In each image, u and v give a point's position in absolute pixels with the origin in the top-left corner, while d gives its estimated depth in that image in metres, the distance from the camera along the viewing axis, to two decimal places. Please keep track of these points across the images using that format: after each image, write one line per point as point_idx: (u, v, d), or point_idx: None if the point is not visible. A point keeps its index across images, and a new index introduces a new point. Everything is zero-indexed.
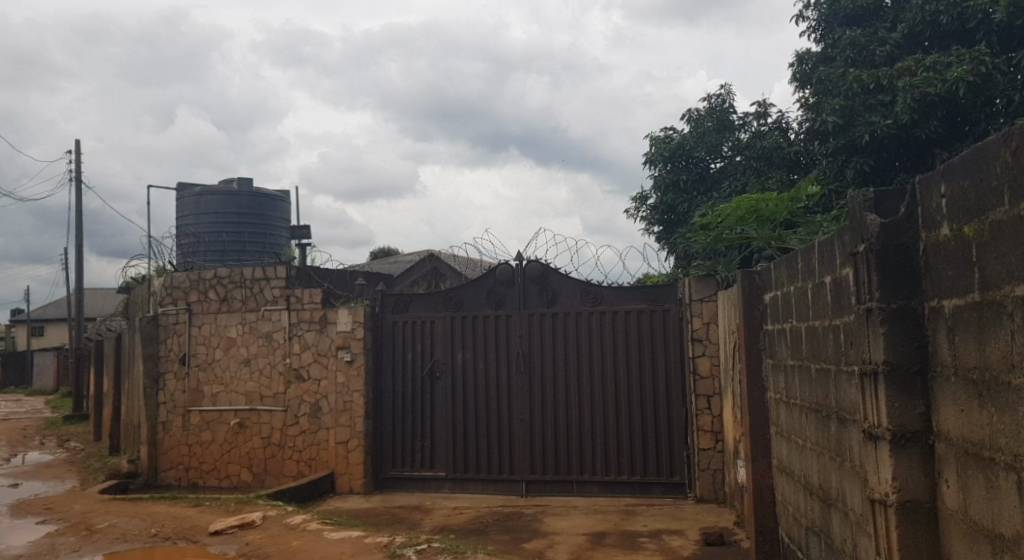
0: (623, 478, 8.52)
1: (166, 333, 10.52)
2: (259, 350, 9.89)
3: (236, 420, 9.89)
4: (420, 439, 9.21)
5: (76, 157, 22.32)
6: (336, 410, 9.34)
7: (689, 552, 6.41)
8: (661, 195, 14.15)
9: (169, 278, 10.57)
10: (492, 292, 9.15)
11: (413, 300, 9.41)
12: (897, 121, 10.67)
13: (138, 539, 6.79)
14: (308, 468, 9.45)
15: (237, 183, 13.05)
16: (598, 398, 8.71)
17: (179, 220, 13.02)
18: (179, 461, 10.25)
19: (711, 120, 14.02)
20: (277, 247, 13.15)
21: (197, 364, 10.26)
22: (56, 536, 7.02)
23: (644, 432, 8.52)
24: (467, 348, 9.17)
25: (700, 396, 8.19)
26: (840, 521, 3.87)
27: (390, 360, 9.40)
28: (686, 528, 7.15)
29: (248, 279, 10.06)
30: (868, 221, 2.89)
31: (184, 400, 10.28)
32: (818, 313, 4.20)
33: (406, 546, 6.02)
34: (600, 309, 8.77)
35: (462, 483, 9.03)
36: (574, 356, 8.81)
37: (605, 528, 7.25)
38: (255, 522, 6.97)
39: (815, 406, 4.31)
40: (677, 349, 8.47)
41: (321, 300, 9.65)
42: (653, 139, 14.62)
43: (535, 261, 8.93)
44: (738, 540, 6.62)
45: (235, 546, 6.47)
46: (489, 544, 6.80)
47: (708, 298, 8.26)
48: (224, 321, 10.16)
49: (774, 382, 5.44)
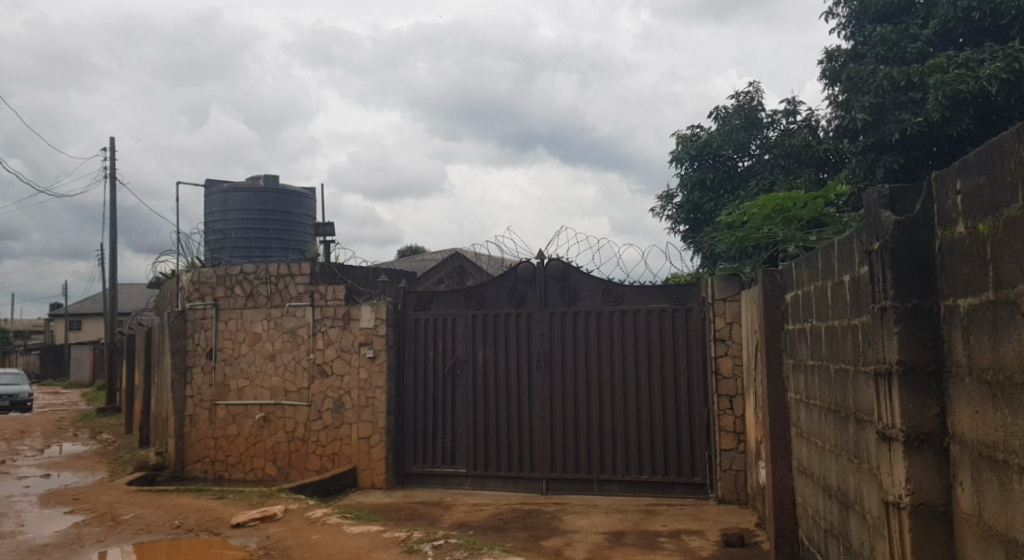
0: (644, 477, 8.47)
1: (192, 328, 10.65)
2: (283, 346, 10.00)
3: (261, 414, 10.00)
4: (442, 435, 9.25)
5: (112, 155, 22.68)
6: (359, 406, 9.42)
7: (708, 552, 6.38)
8: (687, 194, 14.05)
9: (196, 273, 10.70)
10: (513, 291, 9.15)
11: (435, 298, 9.44)
12: (928, 118, 10.54)
13: (161, 531, 6.90)
14: (330, 462, 9.54)
15: (263, 180, 13.18)
16: (620, 398, 8.67)
17: (206, 216, 13.16)
18: (205, 455, 10.38)
19: (738, 119, 13.93)
20: (302, 243, 13.28)
21: (223, 359, 10.39)
22: (82, 527, 7.16)
23: (665, 432, 8.48)
24: (488, 345, 9.19)
25: (723, 396, 8.14)
26: (857, 523, 3.82)
27: (412, 357, 9.44)
28: (706, 529, 7.10)
29: (273, 275, 10.18)
30: (883, 218, 2.84)
31: (210, 394, 10.42)
32: (837, 313, 4.15)
33: (422, 541, 6.04)
34: (622, 307, 8.73)
35: (483, 480, 9.05)
36: (596, 355, 8.78)
37: (623, 527, 7.23)
38: (276, 515, 7.04)
39: (834, 407, 4.26)
40: (700, 349, 8.41)
41: (344, 296, 9.72)
42: (680, 137, 14.55)
43: (557, 259, 8.92)
44: (759, 542, 6.56)
45: (255, 539, 6.54)
46: (506, 541, 6.81)
47: (731, 297, 8.19)
48: (249, 316, 10.27)
49: (795, 382, 5.38)
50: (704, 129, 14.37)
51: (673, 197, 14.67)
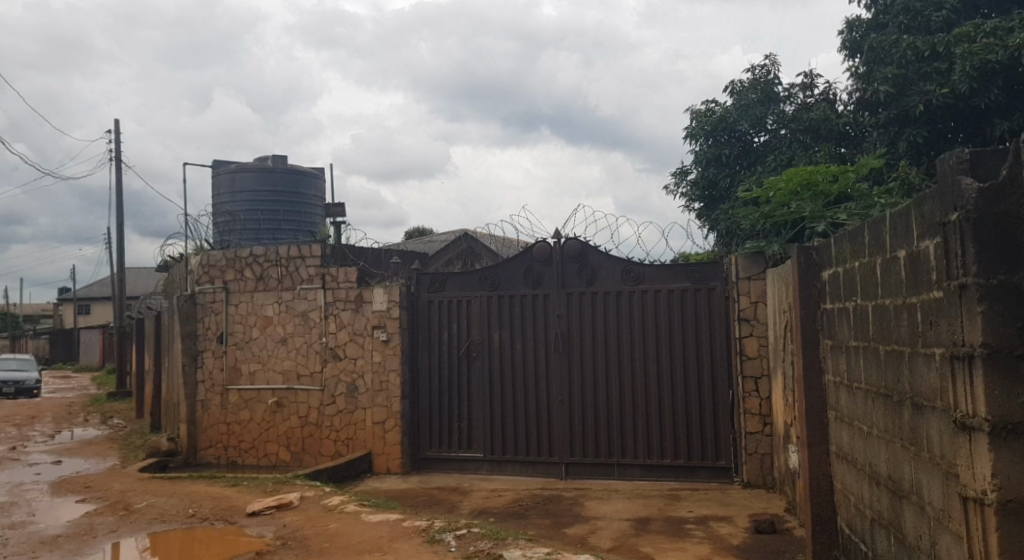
0: (666, 461, 8.26)
1: (202, 312, 10.45)
2: (295, 329, 9.80)
3: (274, 399, 9.82)
4: (458, 419, 9.07)
5: (116, 136, 22.37)
6: (374, 389, 9.23)
7: (738, 540, 6.18)
8: (702, 170, 13.76)
9: (205, 256, 10.48)
10: (529, 271, 8.90)
11: (449, 280, 9.20)
12: (954, 90, 10.33)
13: (175, 520, 6.74)
14: (345, 447, 9.37)
15: (271, 160, 12.92)
16: (641, 381, 8.45)
17: (213, 197, 12.91)
18: (218, 440, 10.22)
19: (755, 93, 13.61)
20: (311, 224, 13.04)
21: (234, 343, 10.20)
22: (94, 516, 6.99)
23: (688, 415, 8.26)
24: (504, 328, 8.97)
25: (747, 378, 7.91)
26: (913, 514, 3.62)
27: (426, 340, 9.23)
28: (733, 514, 6.90)
29: (283, 257, 9.95)
30: (963, 185, 2.61)
31: (222, 379, 10.24)
32: (889, 291, 3.91)
33: (444, 530, 5.84)
34: (642, 287, 8.48)
35: (501, 465, 8.87)
36: (616, 337, 8.56)
37: (649, 514, 7.03)
38: (292, 503, 6.86)
39: (883, 390, 4.04)
40: (723, 330, 8.17)
41: (356, 279, 9.50)
42: (694, 112, 14.21)
43: (575, 239, 8.67)
44: (790, 528, 6.36)
45: (272, 528, 6.36)
46: (529, 529, 6.62)
47: (756, 276, 7.94)
48: (260, 300, 10.07)
49: (833, 363, 5.15)
50: (719, 103, 14.04)
51: (687, 174, 14.37)
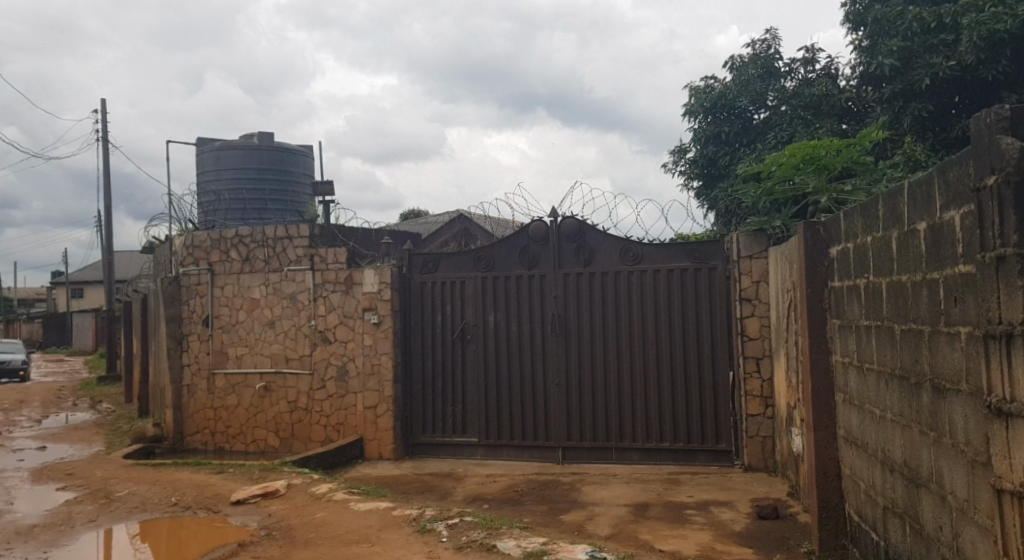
0: (665, 445, 8.05)
1: (188, 294, 10.16)
2: (283, 312, 9.53)
3: (262, 384, 9.57)
4: (452, 403, 8.83)
5: (103, 116, 21.93)
6: (364, 373, 8.99)
7: (741, 526, 5.95)
8: (701, 148, 13.47)
9: (190, 237, 10.18)
10: (525, 251, 8.64)
11: (442, 260, 8.94)
12: (961, 62, 10.15)
13: (158, 509, 6.50)
14: (335, 432, 9.13)
15: (257, 138, 12.58)
16: (639, 363, 8.21)
17: (199, 176, 12.58)
18: (205, 425, 9.97)
19: (755, 68, 13.29)
20: (299, 204, 12.73)
21: (221, 326, 9.93)
22: (73, 505, 6.75)
23: (688, 398, 8.04)
24: (499, 309, 8.72)
25: (749, 358, 7.69)
26: (931, 504, 3.40)
27: (418, 323, 8.97)
28: (735, 500, 6.68)
29: (270, 238, 9.67)
30: (1004, 145, 2.39)
31: (208, 363, 9.98)
32: (907, 267, 3.67)
33: (435, 520, 5.61)
34: (641, 267, 8.22)
35: (496, 450, 8.65)
36: (613, 318, 8.31)
37: (648, 499, 6.81)
38: (279, 491, 6.63)
39: (899, 373, 3.80)
40: (723, 310, 7.93)
41: (346, 259, 9.24)
42: (693, 88, 13.91)
43: (571, 218, 8.41)
44: (795, 514, 6.13)
45: (257, 518, 6.12)
46: (525, 516, 6.39)
47: (757, 255, 7.70)
48: (246, 282, 9.79)
49: (842, 344, 4.92)
50: (719, 79, 13.73)
51: (686, 152, 14.09)
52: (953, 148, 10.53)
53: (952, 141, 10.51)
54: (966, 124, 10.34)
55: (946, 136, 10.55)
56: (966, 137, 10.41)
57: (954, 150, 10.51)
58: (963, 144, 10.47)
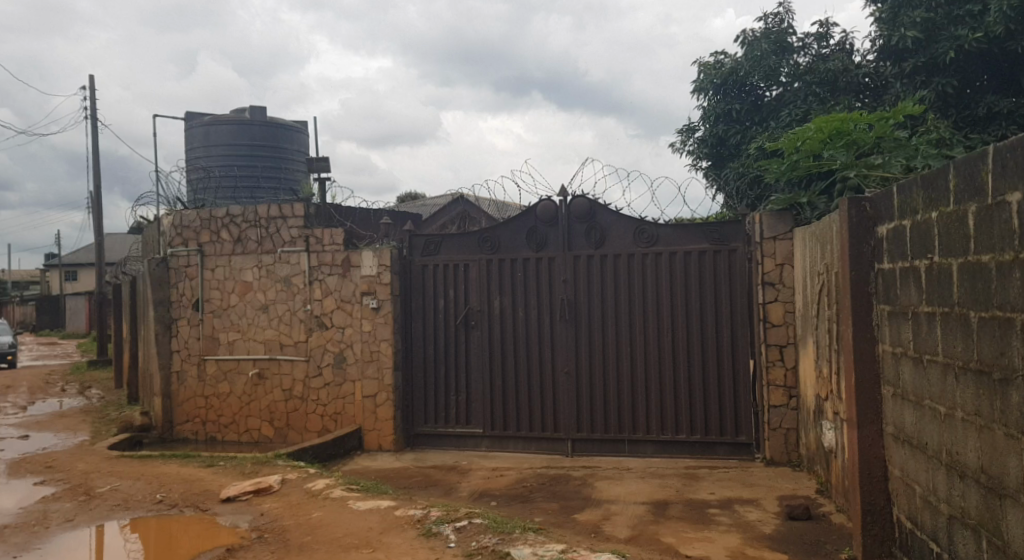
0: (681, 438, 7.61)
1: (176, 277, 9.64)
2: (277, 296, 9.05)
3: (255, 371, 9.11)
4: (456, 392, 8.38)
5: (91, 94, 21.23)
6: (363, 360, 8.53)
7: (771, 528, 5.52)
8: (710, 127, 12.98)
9: (178, 216, 9.64)
10: (532, 233, 8.15)
11: (444, 242, 8.46)
12: (988, 34, 9.84)
13: (141, 508, 6.03)
14: (333, 423, 8.69)
15: (249, 113, 12.04)
16: (654, 351, 7.75)
17: (188, 153, 12.04)
18: (195, 414, 9.50)
19: (767, 43, 12.74)
20: (293, 182, 12.19)
21: (212, 311, 9.43)
22: (50, 502, 6.27)
23: (706, 388, 7.59)
24: (505, 294, 8.25)
25: (772, 346, 7.24)
26: None
27: (420, 308, 8.51)
28: (761, 497, 6.25)
29: (263, 218, 9.17)
30: None
31: (198, 349, 9.48)
32: (988, 247, 3.21)
33: (442, 522, 5.15)
34: (656, 249, 7.74)
35: (502, 441, 8.21)
36: (626, 303, 7.85)
37: (667, 497, 6.37)
38: (272, 488, 6.17)
39: (976, 366, 3.36)
40: (744, 295, 7.48)
41: (343, 241, 8.74)
42: (702, 64, 13.37)
43: (582, 197, 7.92)
44: (827, 514, 5.71)
45: (248, 518, 5.65)
46: (536, 516, 5.94)
47: (782, 236, 7.25)
48: (238, 264, 9.30)
49: (892, 332, 4.49)
50: (729, 55, 13.18)
51: (694, 130, 13.57)
52: (977, 127, 10.28)
53: (976, 120, 10.26)
54: (991, 101, 10.10)
55: (970, 114, 10.29)
56: (990, 116, 10.17)
57: (978, 128, 10.25)
58: (987, 123, 10.24)
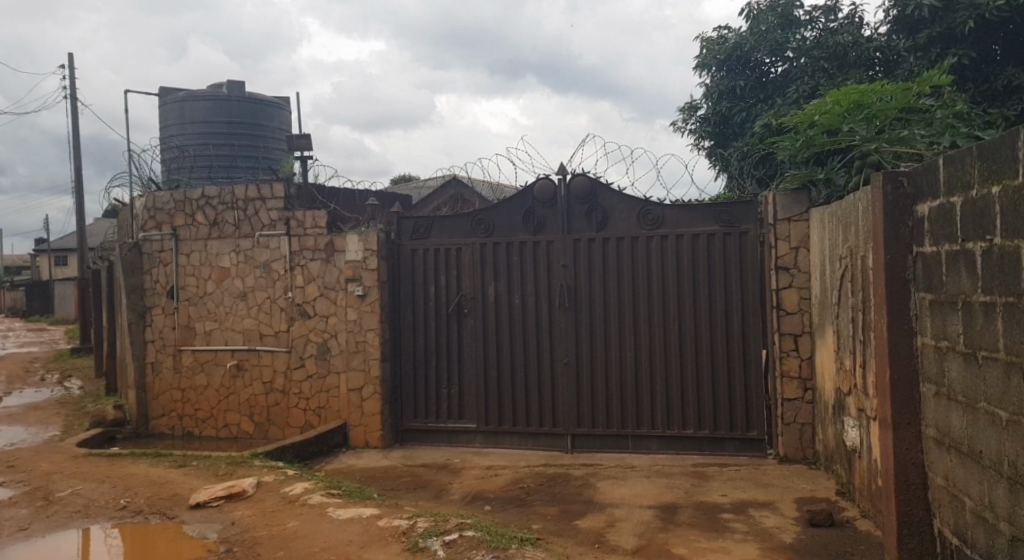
0: (687, 433, 7.13)
1: (150, 263, 9.09)
2: (256, 283, 8.52)
3: (234, 362, 8.59)
4: (447, 385, 7.86)
5: (71, 72, 20.52)
6: (348, 351, 8.00)
7: (791, 537, 5.04)
8: (713, 105, 12.41)
9: (151, 198, 9.07)
10: (529, 214, 7.61)
11: (435, 224, 7.92)
12: (1010, 3, 9.33)
13: (102, 515, 5.51)
14: (317, 417, 8.18)
15: (226, 88, 11.44)
16: (659, 341, 7.25)
17: (163, 131, 11.45)
18: (170, 408, 8.97)
19: (773, 16, 12.15)
20: (273, 161, 11.60)
21: (187, 298, 8.89)
22: (3, 509, 5.75)
23: (714, 381, 7.10)
24: (500, 280, 7.73)
25: (786, 336, 6.75)
26: None
27: (409, 295, 7.98)
28: (777, 501, 5.76)
29: (240, 199, 8.61)
30: None
31: (173, 339, 8.94)
32: None
33: (430, 534, 4.63)
34: (661, 232, 7.22)
35: (496, 437, 7.71)
36: (629, 289, 7.33)
37: (675, 500, 5.88)
38: (245, 493, 5.66)
39: None
40: (756, 281, 6.97)
41: (326, 224, 8.19)
42: (704, 39, 12.80)
43: (582, 175, 7.39)
44: (852, 520, 5.23)
45: (217, 528, 5.14)
46: (534, 523, 5.44)
47: (797, 217, 6.75)
48: (215, 249, 8.75)
49: (935, 325, 3.99)
50: (733, 30, 12.61)
51: (697, 109, 13.01)
52: (995, 101, 9.74)
53: (995, 94, 9.72)
54: (1011, 74, 9.55)
55: (989, 87, 9.73)
56: (1010, 89, 9.63)
57: (996, 102, 9.70)
58: (1006, 97, 9.70)
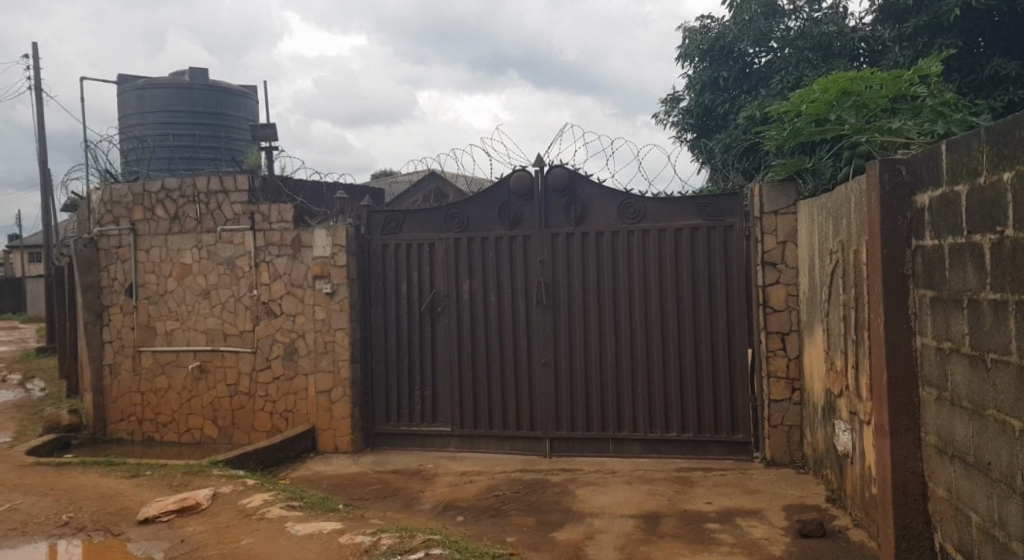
0: (671, 436, 6.82)
1: (107, 259, 8.64)
2: (219, 280, 8.12)
3: (196, 364, 8.20)
4: (420, 387, 7.51)
5: (35, 62, 19.87)
6: (316, 352, 7.63)
7: (780, 549, 4.74)
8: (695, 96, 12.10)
9: (108, 191, 8.63)
10: (505, 208, 7.27)
11: (406, 218, 7.55)
12: None
13: (43, 532, 5.11)
14: (283, 421, 7.80)
15: (189, 75, 10.99)
16: (642, 340, 6.93)
17: (122, 120, 11.00)
18: (130, 412, 8.56)
19: (757, 6, 11.85)
20: (239, 153, 11.18)
21: (147, 297, 8.47)
22: None
23: (699, 381, 6.79)
24: (476, 277, 7.38)
25: (772, 334, 6.47)
26: None
27: (380, 293, 7.62)
28: (765, 508, 5.47)
29: (202, 192, 8.19)
30: None
31: (132, 339, 8.52)
32: None
33: (393, 552, 4.28)
34: (643, 226, 6.90)
35: (471, 441, 7.37)
36: (610, 286, 7.01)
37: (658, 508, 5.57)
38: (198, 506, 5.28)
39: None
40: (742, 276, 6.67)
41: (292, 218, 7.81)
42: (687, 30, 12.48)
43: (560, 167, 7.06)
44: (844, 530, 4.94)
45: (165, 546, 4.76)
46: (508, 536, 5.11)
47: (784, 210, 6.46)
48: (175, 245, 8.34)
49: (936, 324, 3.70)
50: (716, 20, 12.30)
51: (679, 101, 12.72)
52: (982, 91, 9.51)
53: (981, 84, 9.48)
54: (998, 64, 9.33)
55: (975, 78, 9.50)
56: (997, 79, 9.42)
57: (982, 93, 9.47)
58: (993, 87, 9.47)
